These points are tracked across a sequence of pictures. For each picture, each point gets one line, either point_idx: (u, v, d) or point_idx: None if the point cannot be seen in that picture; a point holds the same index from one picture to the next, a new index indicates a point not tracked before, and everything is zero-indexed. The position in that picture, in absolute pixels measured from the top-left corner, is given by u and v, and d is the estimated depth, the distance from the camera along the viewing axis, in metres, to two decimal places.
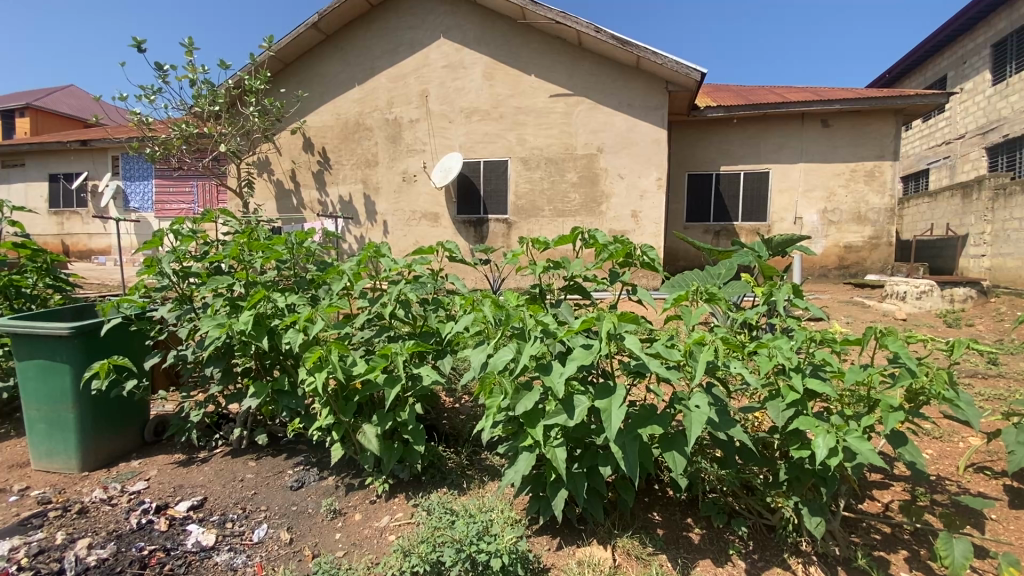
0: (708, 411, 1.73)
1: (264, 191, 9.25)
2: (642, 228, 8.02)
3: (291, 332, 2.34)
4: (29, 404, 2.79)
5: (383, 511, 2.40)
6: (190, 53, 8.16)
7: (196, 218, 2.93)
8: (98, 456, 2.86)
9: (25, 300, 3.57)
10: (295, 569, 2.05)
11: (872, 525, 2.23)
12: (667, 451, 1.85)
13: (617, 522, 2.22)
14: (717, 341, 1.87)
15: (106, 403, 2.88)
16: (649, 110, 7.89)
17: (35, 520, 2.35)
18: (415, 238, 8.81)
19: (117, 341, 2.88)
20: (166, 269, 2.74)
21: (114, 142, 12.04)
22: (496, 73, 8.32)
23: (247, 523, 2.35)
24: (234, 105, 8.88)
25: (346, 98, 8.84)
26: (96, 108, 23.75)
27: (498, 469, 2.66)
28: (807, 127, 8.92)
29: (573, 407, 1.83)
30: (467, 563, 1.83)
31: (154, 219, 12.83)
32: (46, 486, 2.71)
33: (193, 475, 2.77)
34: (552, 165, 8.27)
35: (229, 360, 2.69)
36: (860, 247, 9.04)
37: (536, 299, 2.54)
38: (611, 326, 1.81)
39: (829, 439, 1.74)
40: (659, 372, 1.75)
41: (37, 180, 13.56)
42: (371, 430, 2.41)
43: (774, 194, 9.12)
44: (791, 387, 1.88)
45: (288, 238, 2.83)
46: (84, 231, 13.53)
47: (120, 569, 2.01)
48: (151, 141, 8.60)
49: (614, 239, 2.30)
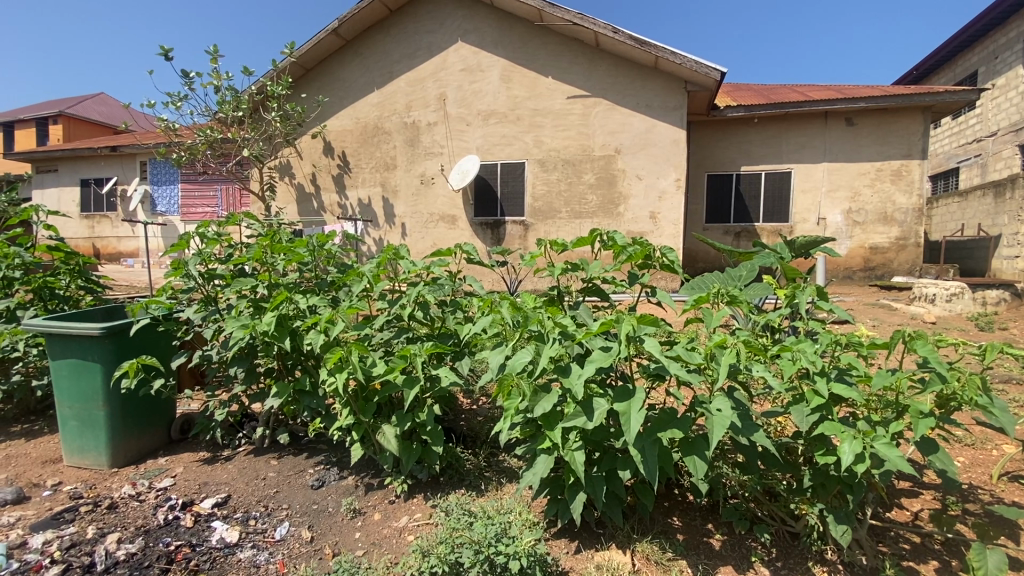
0: (731, 415, 1.70)
1: (286, 195, 9.44)
2: (661, 229, 7.93)
3: (312, 333, 2.38)
4: (63, 403, 2.88)
5: (402, 511, 2.42)
6: (215, 60, 8.38)
7: (221, 221, 2.98)
8: (126, 452, 2.93)
9: (59, 301, 3.69)
10: (316, 567, 2.08)
11: (900, 534, 2.17)
12: (688, 455, 1.82)
13: (637, 527, 2.20)
14: (739, 344, 1.83)
15: (134, 402, 2.95)
16: (668, 110, 7.81)
17: (67, 514, 2.43)
18: (433, 240, 8.87)
19: (147, 341, 2.96)
20: (193, 271, 2.79)
21: (141, 147, 12.39)
22: (514, 75, 8.33)
23: (269, 521, 2.39)
24: (258, 111, 9.07)
25: (366, 103, 8.98)
26: (126, 115, 24.54)
27: (516, 471, 2.67)
28: (831, 126, 8.73)
29: (593, 410, 1.82)
30: (485, 565, 1.83)
31: (180, 222, 13.18)
32: (77, 482, 2.79)
33: (218, 473, 2.82)
34: (569, 167, 8.24)
35: (252, 360, 2.73)
36: (886, 248, 8.81)
37: (554, 301, 2.53)
38: (631, 328, 1.79)
39: (856, 445, 1.69)
40: (681, 375, 1.71)
41: (69, 185, 14.03)
42: (391, 430, 2.43)
43: (797, 195, 8.95)
44: (816, 391, 1.85)
45: (310, 240, 2.88)
46: (114, 234, 13.94)
47: (148, 564, 2.06)
48: (178, 146, 8.84)
49: (633, 240, 2.28)
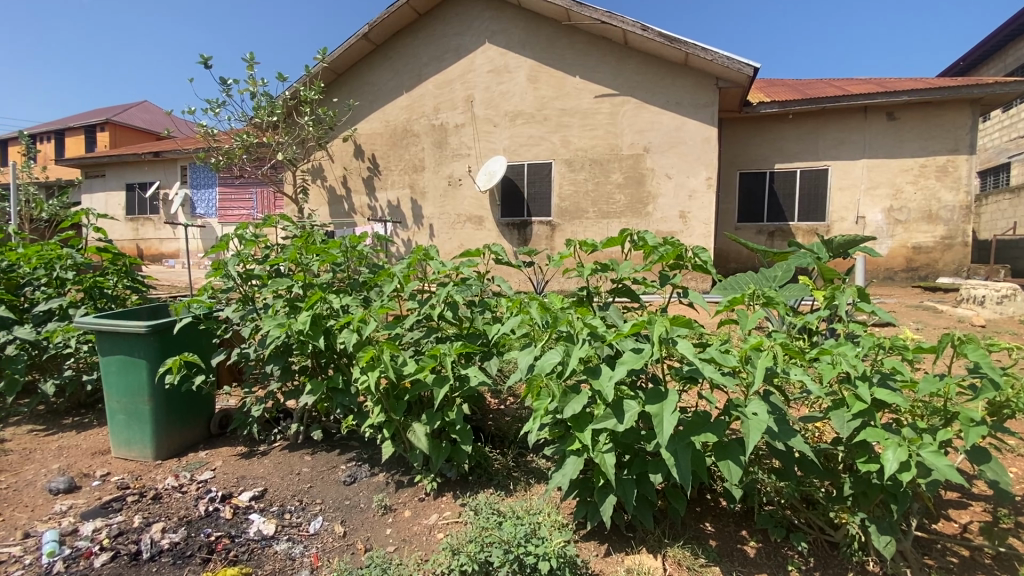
0: (767, 419, 1.66)
1: (319, 197, 9.69)
2: (691, 229, 7.79)
3: (346, 332, 2.44)
4: (111, 397, 3.02)
5: (432, 509, 2.45)
6: (251, 67, 8.66)
7: (259, 223, 3.07)
8: (170, 445, 3.06)
9: (107, 300, 3.87)
10: (349, 561, 2.12)
11: (948, 547, 2.08)
12: (722, 460, 1.78)
13: (668, 531, 2.16)
14: (777, 347, 1.78)
15: (177, 397, 3.07)
16: (698, 107, 7.67)
17: (115, 503, 2.55)
18: (460, 241, 8.94)
19: (188, 339, 3.07)
20: (232, 271, 2.88)
21: (182, 152, 12.89)
22: (541, 75, 8.33)
23: (304, 515, 2.45)
24: (291, 116, 9.32)
25: (395, 106, 9.13)
26: (169, 122, 25.55)
27: (544, 471, 2.67)
28: (871, 121, 8.40)
29: (623, 412, 1.80)
30: (515, 565, 1.85)
31: (218, 224, 13.66)
32: (125, 472, 2.93)
33: (255, 467, 2.91)
34: (596, 166, 8.17)
35: (287, 359, 2.81)
36: (930, 248, 8.45)
37: (583, 301, 2.51)
38: (664, 330, 1.76)
39: (901, 453, 1.63)
40: (715, 378, 1.68)
41: (115, 189, 14.72)
42: (421, 429, 2.46)
43: (833, 193, 8.66)
44: (858, 396, 1.78)
45: (343, 241, 2.94)
46: (156, 236, 14.53)
47: (190, 553, 2.15)
48: (216, 151, 9.16)
49: (664, 241, 2.25)
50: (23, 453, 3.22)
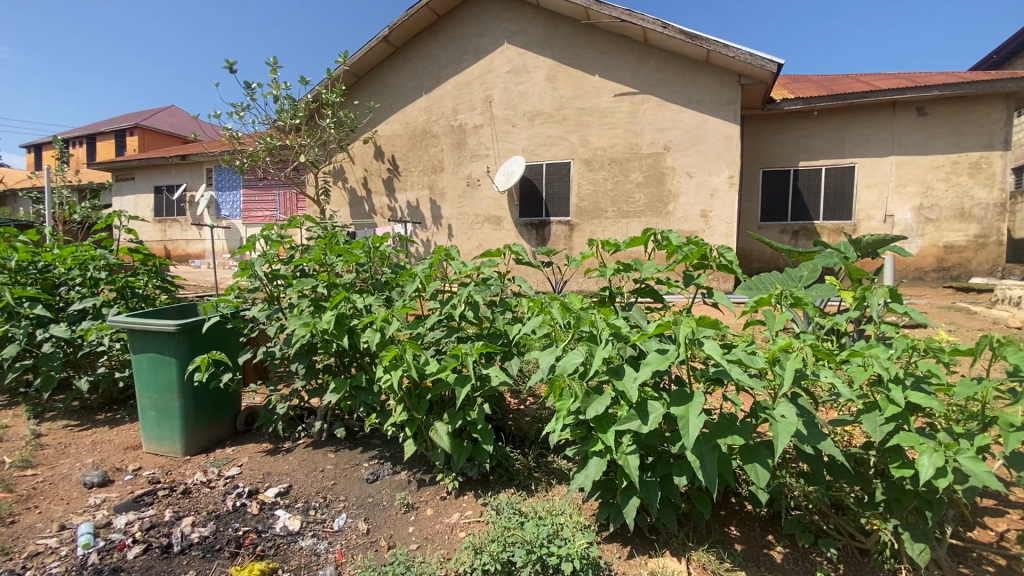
0: (796, 422, 1.63)
1: (340, 199, 9.83)
2: (714, 229, 7.68)
3: (369, 331, 2.47)
4: (143, 393, 3.10)
5: (453, 508, 2.46)
6: (274, 71, 8.82)
7: (284, 224, 3.12)
8: (198, 441, 3.13)
9: (138, 299, 3.98)
10: (373, 558, 2.14)
11: (984, 555, 2.01)
12: (749, 463, 1.75)
13: (692, 534, 2.14)
14: (806, 349, 1.74)
15: (205, 394, 3.14)
16: (720, 105, 7.55)
17: (146, 497, 2.63)
18: (479, 241, 8.96)
19: (215, 338, 3.14)
20: (258, 271, 2.94)
21: (208, 156, 13.19)
22: (560, 75, 8.30)
23: (328, 512, 2.49)
24: (313, 118, 9.46)
25: (414, 107, 9.20)
26: (195, 127, 26.20)
27: (566, 472, 2.66)
28: (900, 117, 8.16)
29: (647, 414, 1.78)
30: (537, 565, 1.86)
31: (242, 225, 13.97)
32: (155, 466, 3.01)
33: (280, 463, 2.96)
34: (615, 165, 8.12)
35: (311, 357, 2.85)
36: (962, 248, 8.19)
37: (606, 302, 2.49)
38: (690, 331, 1.74)
39: (937, 458, 1.57)
40: (742, 380, 1.65)
41: (144, 192, 15.15)
42: (443, 427, 2.47)
43: (860, 190, 8.44)
44: (891, 399, 1.73)
45: (366, 242, 2.97)
46: (183, 237, 14.89)
47: (219, 547, 2.20)
48: (241, 154, 9.35)
49: (688, 240, 2.23)
50: (59, 447, 3.34)
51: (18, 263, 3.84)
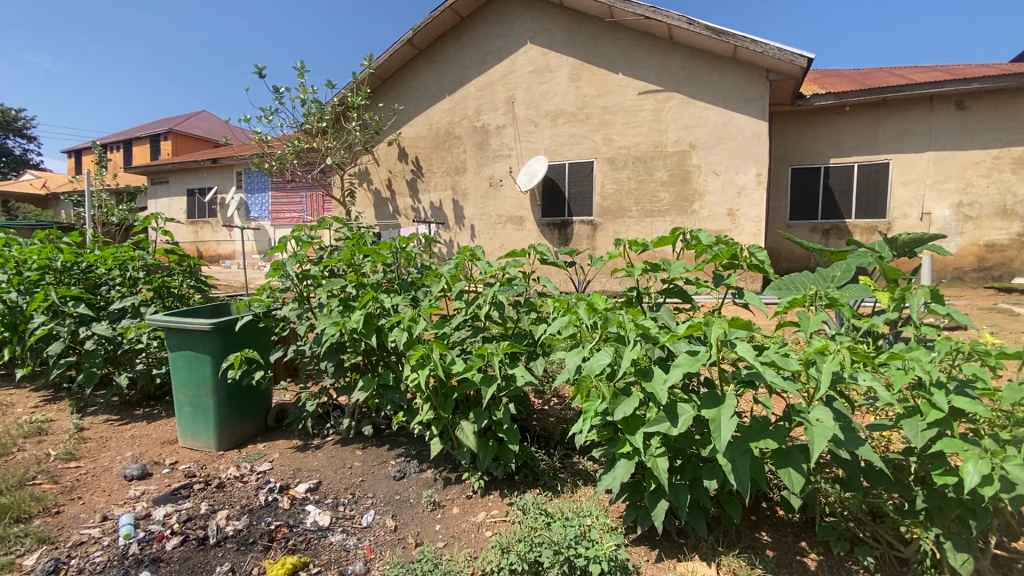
0: (833, 427, 1.58)
1: (365, 200, 10.00)
2: (741, 228, 7.53)
3: (396, 330, 2.50)
4: (179, 390, 3.20)
5: (480, 507, 2.47)
6: (302, 75, 9.00)
7: (313, 225, 3.18)
8: (230, 437, 3.22)
9: (173, 299, 4.12)
10: (401, 555, 2.17)
11: None
12: (782, 467, 1.70)
13: (722, 538, 2.10)
14: (844, 351, 1.69)
15: (238, 391, 3.23)
16: (748, 101, 7.40)
17: (183, 490, 2.71)
18: (501, 241, 8.98)
19: (248, 336, 3.22)
20: (289, 271, 3.01)
21: (238, 159, 13.56)
22: (583, 74, 8.26)
23: (356, 508, 2.53)
24: (339, 121, 9.62)
25: (438, 109, 9.28)
26: (225, 131, 26.95)
27: (592, 474, 2.64)
28: (938, 111, 7.87)
29: (677, 416, 1.76)
30: (565, 566, 1.87)
31: (271, 227, 14.31)
32: (191, 461, 3.11)
33: (310, 460, 3.02)
34: (639, 164, 8.03)
35: (340, 356, 2.90)
36: (1005, 246, 7.85)
37: (633, 303, 2.46)
38: (722, 332, 1.71)
39: (983, 466, 1.51)
40: (776, 383, 1.61)
41: (178, 195, 15.64)
42: (469, 426, 2.49)
43: (895, 188, 8.15)
44: (933, 404, 1.67)
45: (393, 242, 3.02)
46: (214, 238, 15.32)
47: (253, 540, 2.26)
48: (269, 157, 9.57)
49: (718, 240, 2.20)
50: (100, 441, 3.48)
51: (63, 264, 4.01)
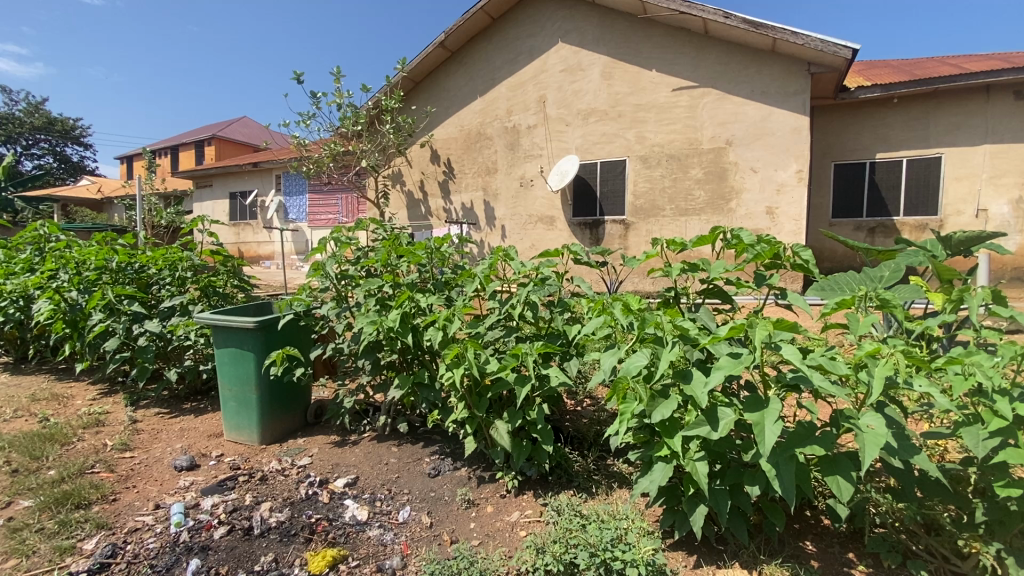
0: (885, 434, 1.51)
1: (398, 201, 10.17)
2: (780, 226, 7.30)
3: (432, 330, 2.53)
4: (225, 385, 3.33)
5: (513, 507, 2.48)
6: (338, 80, 9.23)
7: (351, 227, 3.25)
8: (272, 431, 3.33)
9: (219, 297, 4.30)
10: (437, 551, 2.20)
11: None
12: (829, 475, 1.64)
13: (764, 547, 2.04)
14: (898, 355, 1.61)
15: (280, 387, 3.34)
16: (788, 96, 7.18)
17: (229, 482, 2.83)
18: (532, 241, 8.97)
19: (289, 334, 3.33)
20: (329, 272, 3.09)
21: (277, 163, 14.00)
22: (615, 71, 8.16)
23: (393, 504, 2.57)
24: (373, 124, 9.82)
25: (469, 110, 9.36)
26: (265, 136, 27.89)
27: (627, 477, 2.61)
28: (995, 101, 7.43)
29: (717, 420, 1.72)
30: (601, 568, 1.87)
31: (308, 228, 14.74)
32: (235, 454, 3.23)
33: (347, 455, 3.10)
34: (673, 162, 7.88)
35: (377, 354, 2.96)
36: None
37: (670, 303, 2.42)
38: (766, 334, 1.66)
39: None
40: (824, 387, 1.55)
41: (221, 198, 16.28)
42: (503, 426, 2.49)
43: (948, 183, 7.73)
44: (996, 412, 1.57)
45: (428, 243, 3.06)
46: (254, 239, 15.89)
47: (295, 532, 2.34)
48: (307, 160, 9.84)
49: (759, 239, 2.14)
50: (152, 433, 3.65)
51: (118, 264, 4.22)
